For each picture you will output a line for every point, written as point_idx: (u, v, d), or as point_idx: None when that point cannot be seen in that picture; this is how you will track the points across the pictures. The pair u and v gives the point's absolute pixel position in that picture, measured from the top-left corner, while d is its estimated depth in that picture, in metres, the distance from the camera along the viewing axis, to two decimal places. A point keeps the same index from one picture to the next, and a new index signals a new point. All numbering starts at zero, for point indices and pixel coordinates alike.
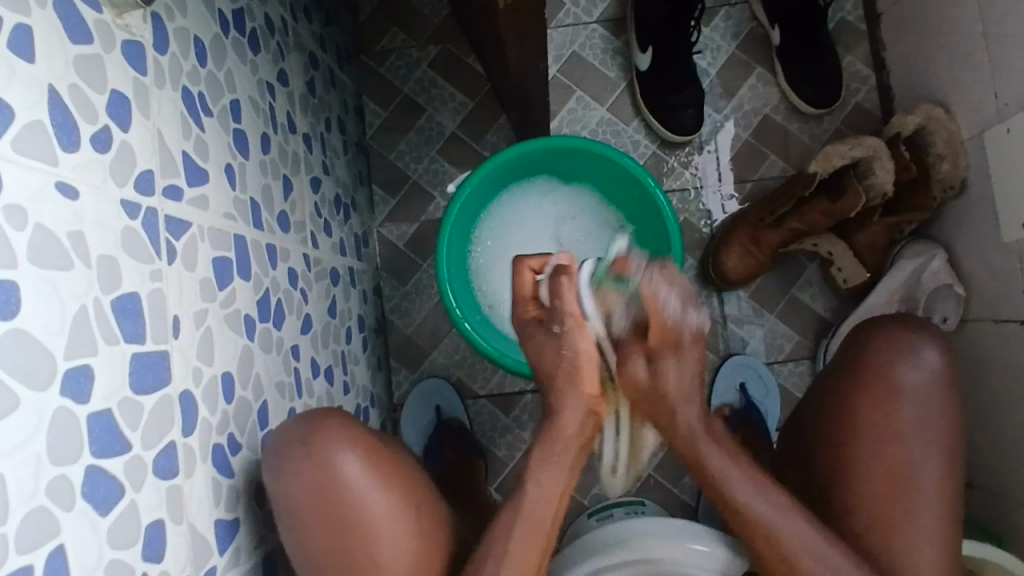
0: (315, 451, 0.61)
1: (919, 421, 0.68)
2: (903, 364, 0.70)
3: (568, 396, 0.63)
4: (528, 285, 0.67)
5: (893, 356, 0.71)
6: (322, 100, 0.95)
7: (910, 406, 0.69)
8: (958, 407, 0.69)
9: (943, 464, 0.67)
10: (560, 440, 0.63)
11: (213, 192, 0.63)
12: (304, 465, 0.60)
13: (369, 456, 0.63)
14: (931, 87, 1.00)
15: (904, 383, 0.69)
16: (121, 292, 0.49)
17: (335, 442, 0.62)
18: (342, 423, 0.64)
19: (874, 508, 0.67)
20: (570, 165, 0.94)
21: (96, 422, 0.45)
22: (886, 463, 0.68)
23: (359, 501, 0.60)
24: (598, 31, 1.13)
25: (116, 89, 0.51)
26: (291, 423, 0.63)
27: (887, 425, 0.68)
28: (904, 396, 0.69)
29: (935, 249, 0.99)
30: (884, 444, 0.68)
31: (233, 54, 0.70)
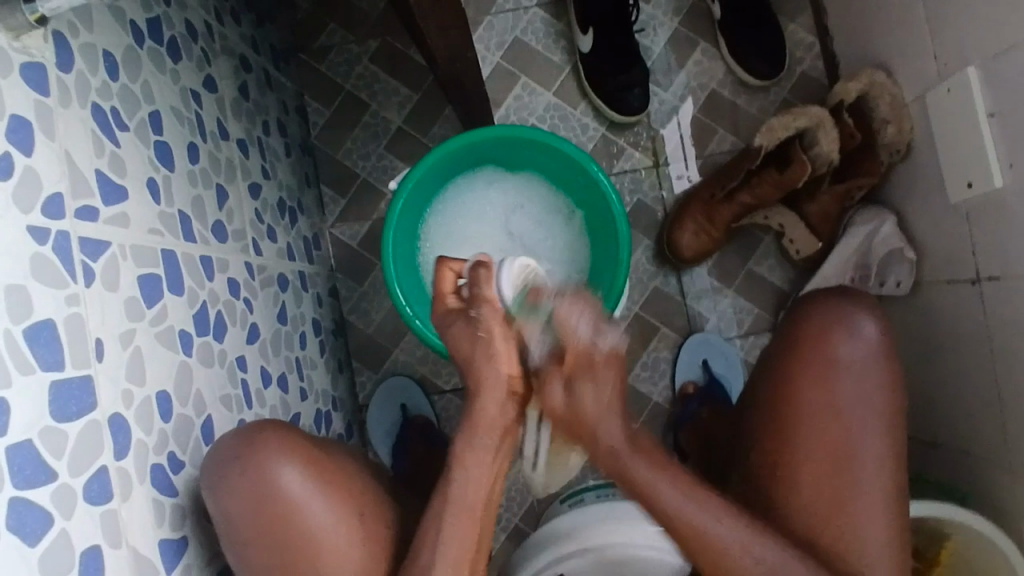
0: (251, 467, 0.60)
1: (860, 392, 0.69)
2: (839, 336, 0.71)
3: (488, 381, 0.62)
4: (448, 281, 0.68)
5: (829, 328, 0.71)
6: (257, 104, 0.93)
7: (848, 378, 0.69)
8: (896, 373, 0.70)
9: (884, 433, 0.68)
10: (483, 423, 0.63)
11: (135, 209, 0.61)
12: (241, 483, 0.60)
13: (308, 466, 0.62)
14: (872, 52, 1.00)
15: (842, 355, 0.70)
16: (34, 321, 0.47)
17: (271, 457, 0.61)
18: (279, 435, 0.63)
19: (816, 483, 0.68)
20: (514, 154, 0.93)
21: (16, 454, 0.44)
22: (826, 438, 0.68)
23: (302, 514, 0.60)
24: (539, 15, 1.11)
25: (17, 112, 0.49)
26: (226, 439, 0.62)
27: (828, 399, 0.69)
28: (842, 369, 0.70)
29: (885, 214, 0.99)
30: (826, 417, 0.69)
31: (150, 65, 0.68)
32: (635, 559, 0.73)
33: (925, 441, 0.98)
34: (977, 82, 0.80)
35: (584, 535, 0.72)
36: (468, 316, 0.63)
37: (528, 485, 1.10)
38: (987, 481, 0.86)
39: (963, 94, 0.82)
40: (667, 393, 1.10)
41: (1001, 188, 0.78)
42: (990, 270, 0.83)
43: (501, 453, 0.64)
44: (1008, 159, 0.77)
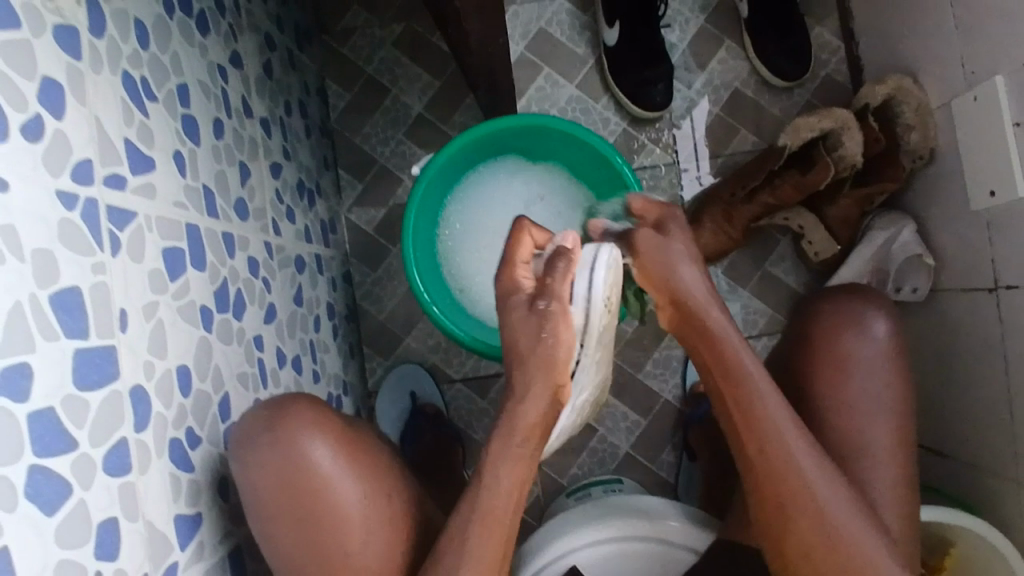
0: (282, 438, 0.61)
1: (872, 390, 0.69)
2: (849, 334, 0.72)
3: (539, 384, 0.61)
4: (524, 248, 0.67)
5: (836, 325, 0.72)
6: (281, 83, 0.93)
7: (860, 375, 0.70)
8: (904, 374, 0.71)
9: (890, 429, 0.69)
10: (520, 426, 0.62)
11: (161, 180, 0.61)
12: (270, 453, 0.60)
13: (338, 443, 0.63)
14: (900, 57, 0.99)
15: (853, 353, 0.71)
16: (59, 287, 0.46)
17: (301, 430, 0.61)
18: (309, 410, 0.64)
19: (840, 473, 0.68)
20: (537, 144, 0.92)
21: (38, 422, 0.43)
22: (837, 432, 0.69)
23: (333, 489, 0.60)
24: (565, 7, 1.10)
25: (47, 74, 0.49)
26: (257, 411, 0.63)
27: (836, 395, 0.70)
28: (853, 365, 0.70)
29: (906, 220, 0.99)
30: (844, 413, 0.69)
31: (179, 36, 0.67)
32: (655, 555, 0.73)
33: (937, 450, 0.98)
34: (1005, 89, 0.79)
35: (623, 522, 0.73)
36: (538, 309, 0.61)
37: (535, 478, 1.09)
38: (997, 492, 0.86)
39: (991, 101, 0.82)
40: (678, 392, 1.10)
41: None
42: (1011, 279, 0.83)
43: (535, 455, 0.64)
44: None
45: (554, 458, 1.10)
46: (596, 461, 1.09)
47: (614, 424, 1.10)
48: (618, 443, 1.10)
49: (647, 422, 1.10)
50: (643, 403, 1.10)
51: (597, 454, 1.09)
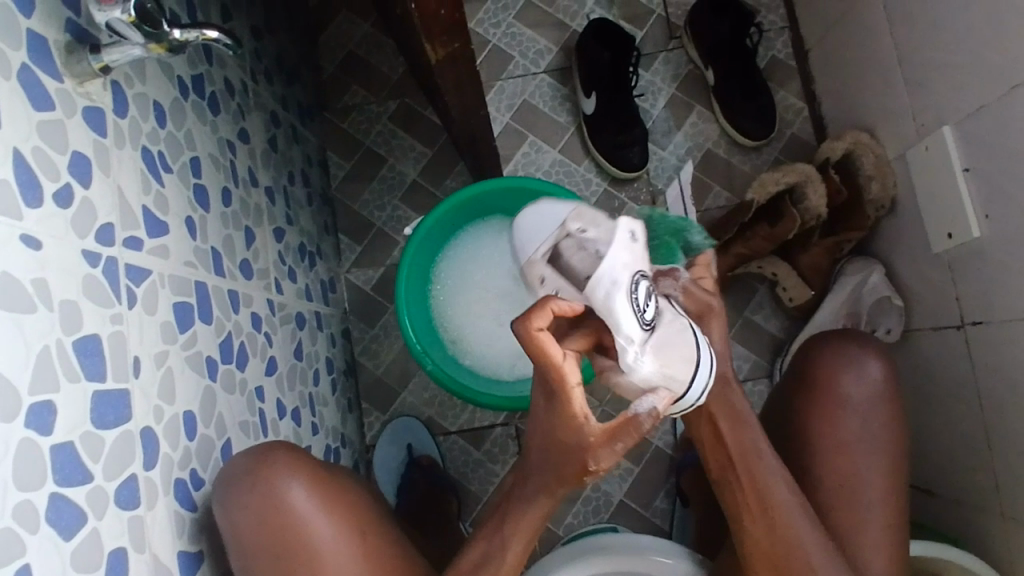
0: (259, 482, 0.63)
1: (861, 426, 0.71)
2: (848, 371, 0.73)
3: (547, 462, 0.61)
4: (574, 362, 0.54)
5: (834, 366, 0.73)
6: (285, 156, 1.01)
7: (854, 412, 0.72)
8: (895, 410, 0.73)
9: (883, 467, 0.71)
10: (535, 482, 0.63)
11: (174, 241, 0.67)
12: (247, 496, 0.63)
13: (313, 485, 0.66)
14: (856, 115, 1.07)
15: (848, 392, 0.72)
16: (82, 334, 0.52)
17: (278, 472, 0.65)
18: (284, 455, 0.66)
19: (823, 502, 0.71)
20: (522, 204, 0.99)
21: (59, 454, 0.48)
22: (833, 472, 0.71)
23: (306, 524, 0.64)
24: (547, 80, 1.20)
25: (78, 150, 0.56)
26: (240, 458, 0.65)
27: (835, 435, 0.71)
28: (848, 407, 0.72)
29: (873, 265, 1.04)
30: (834, 447, 0.71)
31: (193, 115, 0.75)
32: None
33: (922, 487, 1.00)
34: (954, 140, 0.86)
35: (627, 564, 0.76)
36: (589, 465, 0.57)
37: None
38: (982, 524, 0.88)
39: (941, 151, 0.88)
40: (668, 439, 1.12)
41: (981, 238, 0.84)
42: (974, 315, 0.87)
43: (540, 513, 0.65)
44: (985, 210, 0.83)
45: (549, 508, 1.11)
46: (590, 509, 1.11)
47: (607, 472, 1.12)
48: (611, 491, 1.12)
49: (639, 468, 1.12)
50: (634, 450, 1.13)
51: (592, 502, 1.11)
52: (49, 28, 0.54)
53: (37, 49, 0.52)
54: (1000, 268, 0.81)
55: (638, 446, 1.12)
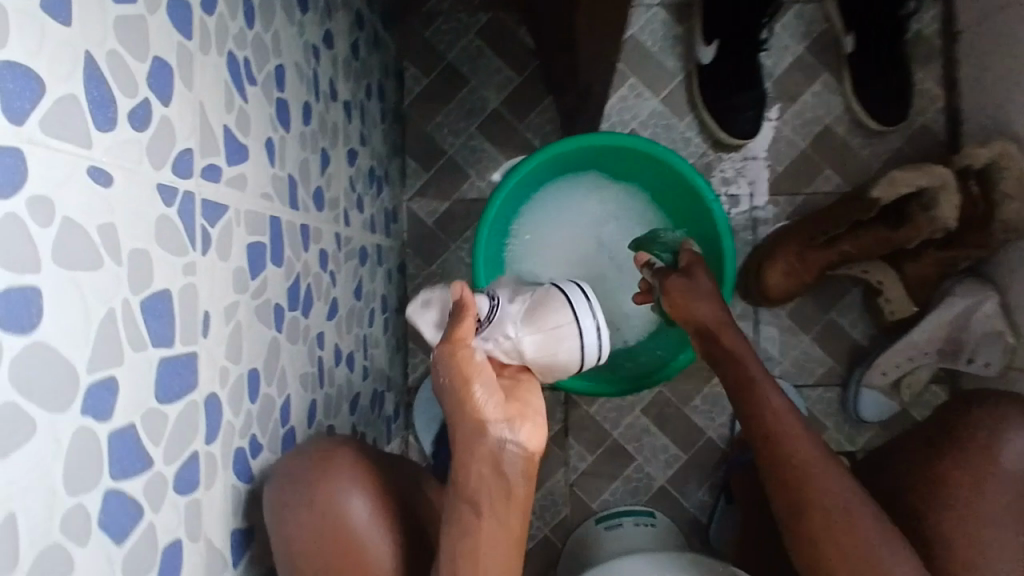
0: (325, 491, 0.55)
1: (1009, 502, 0.66)
2: (1004, 440, 0.67)
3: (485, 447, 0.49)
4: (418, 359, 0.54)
5: (991, 433, 0.68)
6: (364, 64, 0.88)
7: (1001, 487, 0.66)
8: None
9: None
10: (491, 491, 0.50)
11: (252, 170, 0.57)
12: (311, 506, 0.54)
13: (378, 502, 0.56)
14: (1009, 118, 0.93)
15: (1001, 463, 0.67)
16: (151, 292, 0.43)
17: (347, 484, 0.56)
18: (350, 463, 0.58)
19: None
20: (626, 165, 0.88)
21: (119, 440, 0.40)
22: (963, 541, 0.65)
23: (367, 547, 0.54)
24: (661, 16, 1.05)
25: (159, 57, 0.45)
26: (294, 461, 0.57)
27: (975, 503, 0.66)
28: (1000, 477, 0.66)
29: (988, 292, 0.94)
30: (970, 518, 0.66)
31: (281, 14, 0.63)
32: None
33: None
34: None
35: None
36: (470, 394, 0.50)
37: (565, 499, 1.06)
38: None
39: None
40: (724, 431, 1.06)
41: None
42: None
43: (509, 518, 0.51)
44: None
45: (587, 481, 1.07)
46: (629, 489, 1.06)
47: (653, 454, 1.07)
48: (654, 474, 1.07)
49: (687, 456, 1.07)
50: (685, 436, 1.07)
51: (632, 482, 1.07)
52: None
53: None
54: None
55: (691, 433, 1.06)
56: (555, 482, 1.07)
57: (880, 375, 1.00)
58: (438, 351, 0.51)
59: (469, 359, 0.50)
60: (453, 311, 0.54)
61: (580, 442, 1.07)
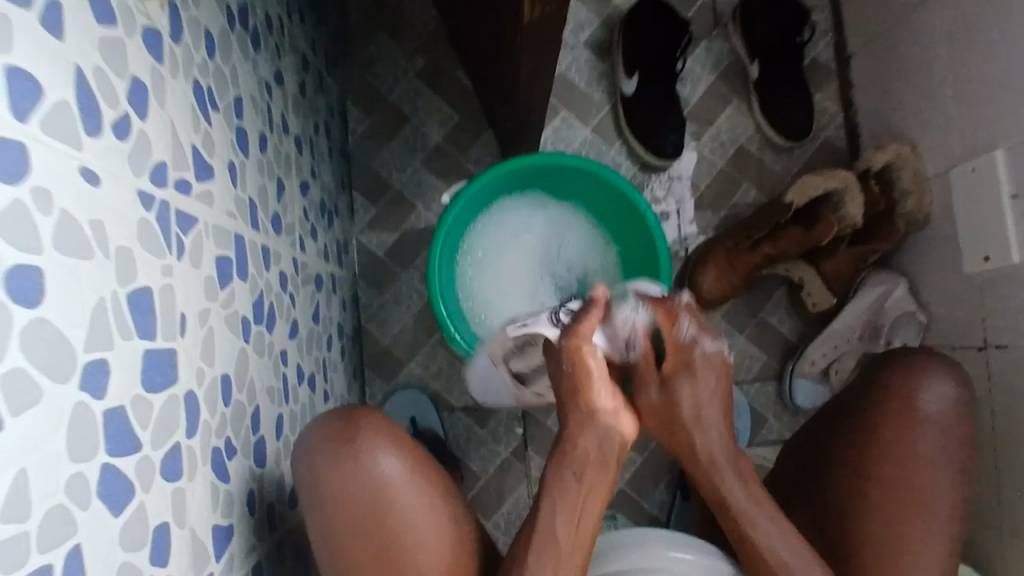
0: (356, 450, 0.64)
1: (933, 445, 0.65)
2: (918, 387, 0.67)
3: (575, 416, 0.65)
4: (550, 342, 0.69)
5: (907, 380, 0.67)
6: (311, 104, 0.94)
7: (922, 431, 0.66)
8: (972, 436, 0.66)
9: (955, 489, 0.65)
10: (575, 459, 0.64)
11: (217, 188, 0.61)
12: (341, 464, 0.63)
13: (405, 457, 0.66)
14: (897, 127, 1.06)
15: (921, 410, 0.66)
16: (136, 287, 0.46)
17: (374, 446, 0.64)
18: (379, 421, 0.67)
19: (881, 538, 0.64)
20: (567, 184, 0.96)
21: (112, 420, 0.43)
22: (891, 484, 0.65)
23: (391, 493, 0.63)
24: (584, 55, 1.15)
25: (137, 76, 0.49)
26: (324, 420, 0.66)
27: (905, 456, 0.65)
28: (922, 423, 0.66)
29: (898, 279, 1.04)
30: (899, 464, 0.65)
31: (238, 50, 0.69)
32: None
33: None
34: (1003, 164, 0.86)
35: None
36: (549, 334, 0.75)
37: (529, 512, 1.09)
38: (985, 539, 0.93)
39: (987, 174, 0.88)
40: None
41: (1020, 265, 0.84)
42: (998, 338, 0.89)
43: (592, 489, 0.64)
44: None
45: None
46: None
47: None
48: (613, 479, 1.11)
49: (642, 459, 1.12)
50: (638, 440, 1.12)
51: None
52: None
53: None
54: None
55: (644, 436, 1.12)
56: (518, 497, 1.09)
57: (810, 365, 1.08)
58: (564, 346, 0.66)
59: (595, 360, 0.65)
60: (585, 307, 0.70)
61: (540, 455, 1.10)
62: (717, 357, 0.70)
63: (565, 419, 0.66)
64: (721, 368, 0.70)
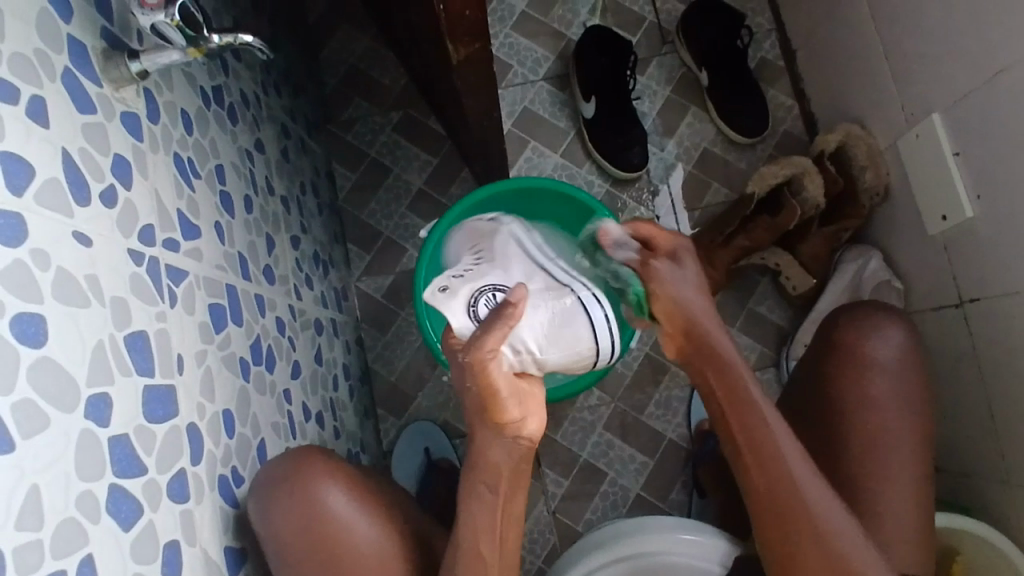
0: (301, 486, 0.67)
1: (889, 388, 0.79)
2: (871, 340, 0.81)
3: (484, 430, 0.63)
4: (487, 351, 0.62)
5: (860, 335, 0.81)
6: (295, 167, 1.02)
7: (879, 378, 0.79)
8: (921, 373, 0.80)
9: (912, 422, 0.78)
10: (484, 467, 0.65)
11: (205, 245, 0.68)
12: (292, 502, 0.65)
13: (348, 488, 0.69)
14: (845, 109, 1.11)
15: (875, 357, 0.80)
16: (131, 330, 0.53)
17: (316, 479, 0.68)
18: (321, 461, 0.69)
19: (857, 472, 0.77)
20: (537, 208, 1.02)
21: (116, 445, 0.49)
22: (863, 428, 0.78)
23: (342, 527, 0.67)
24: (545, 88, 1.23)
25: (118, 153, 0.57)
26: (274, 463, 0.68)
27: (865, 399, 0.79)
28: (876, 368, 0.79)
29: (872, 251, 1.08)
30: (864, 409, 0.79)
31: (215, 124, 0.77)
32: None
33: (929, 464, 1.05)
34: (943, 125, 0.91)
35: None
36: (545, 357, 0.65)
37: (550, 527, 1.12)
38: (995, 493, 0.93)
39: (932, 138, 0.93)
40: (683, 431, 1.15)
41: (974, 218, 0.89)
42: (972, 292, 0.93)
43: (508, 495, 0.67)
44: (977, 191, 0.87)
45: (567, 505, 1.12)
46: (608, 504, 1.12)
47: (623, 466, 1.14)
48: (629, 485, 1.13)
49: (654, 462, 1.14)
50: (648, 444, 1.15)
51: (610, 497, 1.13)
52: (87, 33, 0.55)
53: (78, 54, 0.53)
54: (999, 245, 0.86)
55: (653, 439, 1.14)
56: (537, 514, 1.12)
57: (803, 348, 1.10)
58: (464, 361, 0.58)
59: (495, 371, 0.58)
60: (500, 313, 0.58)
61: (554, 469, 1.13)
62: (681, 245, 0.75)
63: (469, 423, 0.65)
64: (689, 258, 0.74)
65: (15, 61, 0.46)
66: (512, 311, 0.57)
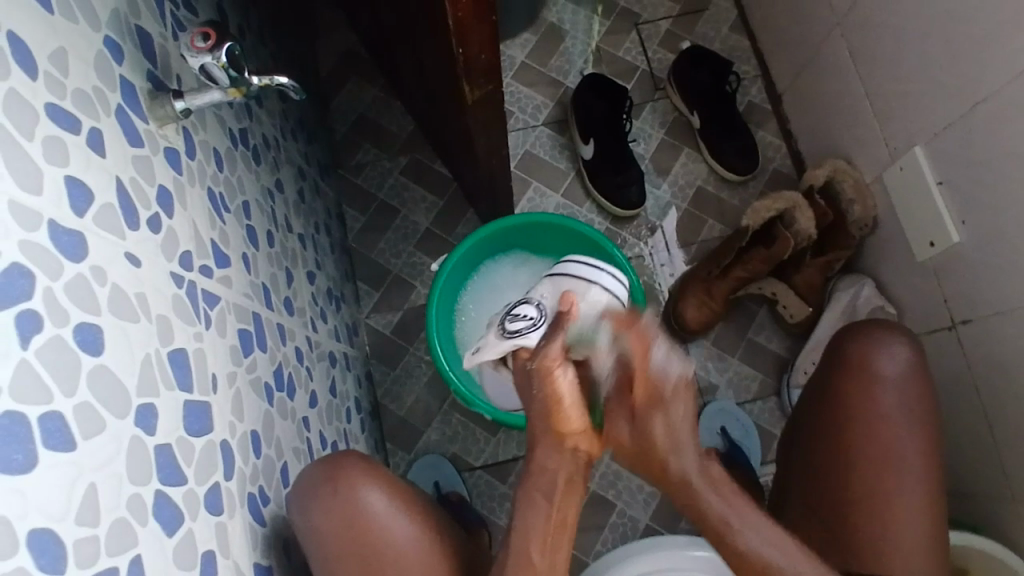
0: (341, 489, 0.72)
1: (896, 400, 0.82)
2: (878, 355, 0.84)
3: (546, 443, 0.69)
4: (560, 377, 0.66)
5: (866, 351, 0.84)
6: (310, 207, 1.07)
7: (885, 390, 0.83)
8: (925, 386, 0.84)
9: (920, 432, 0.82)
10: (541, 477, 0.69)
11: (235, 273, 0.72)
12: (331, 504, 0.71)
13: (388, 492, 0.74)
14: (831, 146, 1.18)
15: (881, 371, 0.83)
16: (173, 347, 0.56)
17: (356, 483, 0.73)
18: (358, 466, 0.74)
19: (870, 480, 0.80)
20: (542, 239, 1.06)
21: (160, 454, 0.51)
22: (873, 438, 0.81)
23: (382, 528, 0.72)
24: (546, 132, 1.30)
25: (163, 184, 0.61)
26: (313, 468, 0.72)
27: (875, 411, 0.82)
28: (883, 382, 0.83)
29: (864, 280, 1.13)
30: (874, 421, 0.82)
31: (241, 162, 0.81)
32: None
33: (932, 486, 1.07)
34: (925, 157, 0.97)
35: None
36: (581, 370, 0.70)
37: None
38: (997, 509, 0.96)
39: (916, 170, 0.99)
40: None
41: (960, 243, 0.94)
42: (963, 314, 0.97)
43: (562, 501, 0.70)
44: (961, 217, 0.93)
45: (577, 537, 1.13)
46: (618, 535, 1.13)
47: (632, 497, 1.15)
48: (637, 516, 1.14)
49: (662, 492, 1.15)
50: None
51: (619, 528, 1.13)
52: (136, 73, 0.59)
53: (130, 93, 0.58)
54: (985, 267, 0.91)
55: None
56: None
57: (803, 375, 1.13)
58: (534, 370, 0.66)
59: (562, 380, 0.66)
60: (557, 322, 0.67)
61: None
62: (684, 376, 0.68)
63: (529, 436, 0.70)
64: (688, 394, 0.68)
65: (77, 95, 0.50)
66: (566, 318, 0.66)
